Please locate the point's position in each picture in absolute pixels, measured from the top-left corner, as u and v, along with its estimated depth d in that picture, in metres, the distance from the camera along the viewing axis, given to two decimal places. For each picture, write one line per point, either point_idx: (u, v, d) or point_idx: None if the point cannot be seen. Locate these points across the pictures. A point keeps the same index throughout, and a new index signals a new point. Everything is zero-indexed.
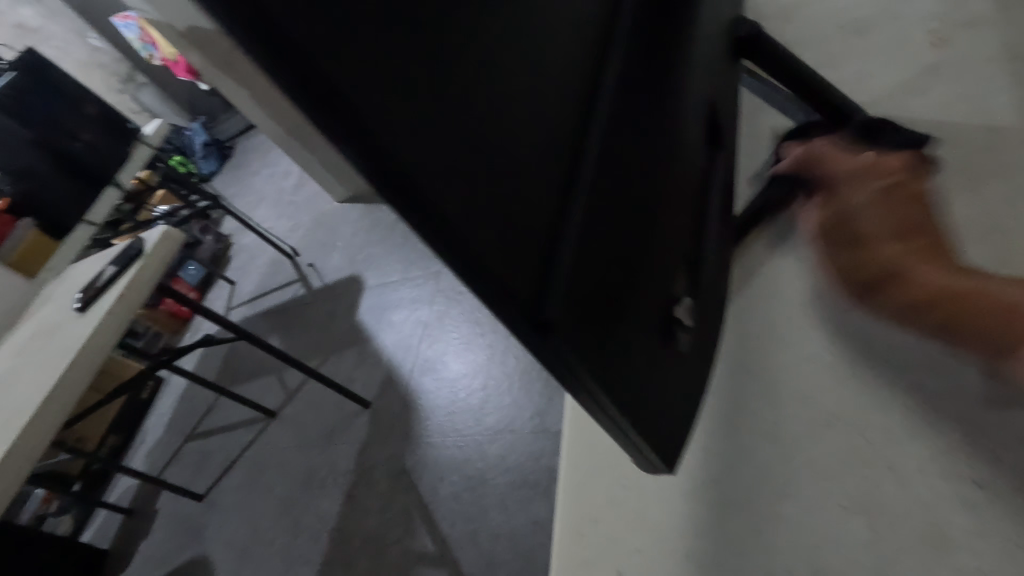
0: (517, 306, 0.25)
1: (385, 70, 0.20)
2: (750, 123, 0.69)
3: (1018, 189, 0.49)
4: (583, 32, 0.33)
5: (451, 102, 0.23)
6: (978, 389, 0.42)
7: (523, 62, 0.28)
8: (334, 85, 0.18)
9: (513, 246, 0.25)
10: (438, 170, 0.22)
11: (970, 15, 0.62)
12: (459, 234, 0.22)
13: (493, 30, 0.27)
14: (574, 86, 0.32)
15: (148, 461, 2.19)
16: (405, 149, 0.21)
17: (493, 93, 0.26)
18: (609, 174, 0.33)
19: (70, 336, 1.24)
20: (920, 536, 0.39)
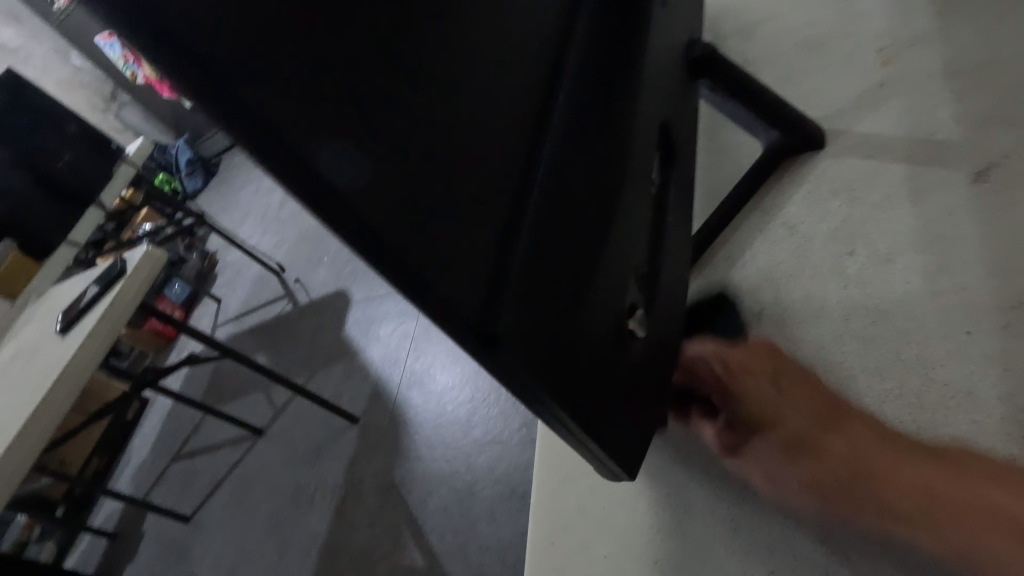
0: (465, 323, 0.27)
1: (328, 106, 0.22)
2: (712, 138, 0.71)
3: (959, 200, 0.52)
4: (534, 57, 0.35)
5: (399, 133, 0.25)
6: (921, 390, 0.45)
7: (472, 90, 0.30)
8: (275, 127, 0.20)
9: (462, 265, 0.27)
10: (382, 198, 0.23)
11: (917, 32, 0.64)
12: (406, 260, 0.24)
13: (442, 60, 0.28)
14: (524, 111, 0.34)
15: (133, 483, 2.16)
16: (348, 182, 0.22)
17: (444, 123, 0.28)
18: (560, 194, 0.34)
19: (50, 358, 1.24)
20: (868, 536, 0.42)
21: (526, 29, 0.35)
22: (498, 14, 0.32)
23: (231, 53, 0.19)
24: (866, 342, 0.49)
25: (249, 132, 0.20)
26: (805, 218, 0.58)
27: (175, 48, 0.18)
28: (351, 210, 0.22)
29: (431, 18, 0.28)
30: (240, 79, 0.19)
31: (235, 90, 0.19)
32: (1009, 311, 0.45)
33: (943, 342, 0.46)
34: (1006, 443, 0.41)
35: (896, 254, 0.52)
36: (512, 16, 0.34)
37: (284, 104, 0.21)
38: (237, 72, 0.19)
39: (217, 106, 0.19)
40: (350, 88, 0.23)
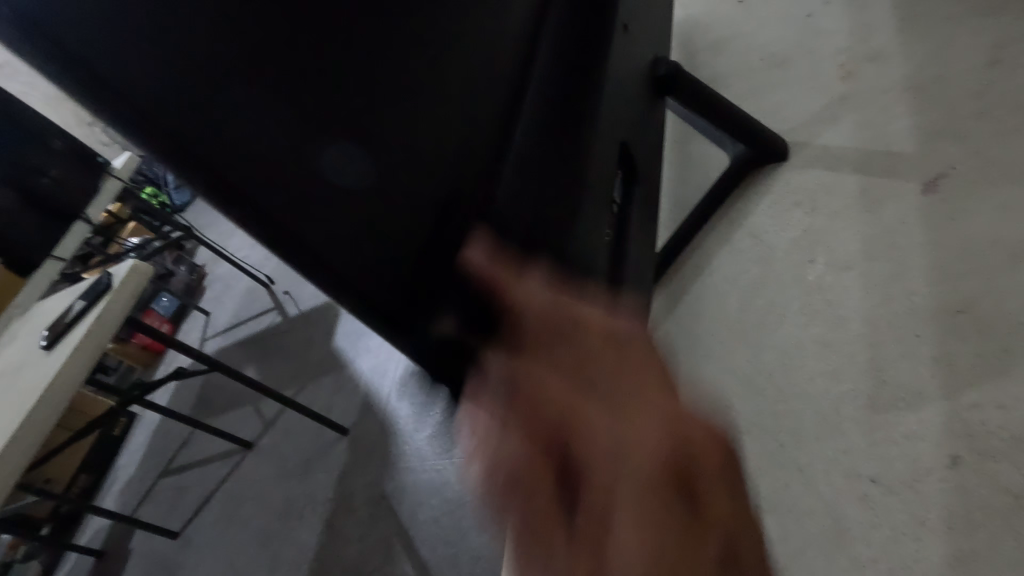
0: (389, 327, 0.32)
1: (267, 145, 0.26)
2: (682, 148, 0.74)
3: (912, 210, 0.54)
4: (474, 91, 0.39)
5: (345, 177, 0.30)
6: (875, 391, 0.48)
7: (419, 134, 0.35)
8: (209, 161, 0.24)
9: (387, 279, 0.32)
10: (328, 236, 0.28)
11: (874, 49, 0.68)
12: (335, 273, 0.28)
13: (391, 110, 0.33)
14: (466, 150, 0.38)
15: (121, 500, 2.14)
16: (295, 222, 0.27)
17: (389, 166, 0.32)
18: (506, 220, 0.38)
19: (36, 374, 1.24)
20: (825, 529, 0.46)
21: (467, 66, 0.38)
22: (446, 61, 0.37)
23: (190, 119, 0.24)
24: (823, 347, 0.51)
25: (189, 168, 0.24)
26: (770, 227, 0.61)
27: (144, 119, 0.23)
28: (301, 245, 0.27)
29: (376, 72, 0.32)
30: (200, 142, 0.24)
31: (193, 151, 0.24)
32: (956, 315, 0.48)
33: (893, 344, 0.49)
34: (954, 443, 0.44)
35: (852, 262, 0.54)
36: (452, 52, 0.37)
37: (241, 161, 0.25)
38: (196, 137, 0.24)
39: (167, 154, 0.23)
40: (303, 144, 0.28)
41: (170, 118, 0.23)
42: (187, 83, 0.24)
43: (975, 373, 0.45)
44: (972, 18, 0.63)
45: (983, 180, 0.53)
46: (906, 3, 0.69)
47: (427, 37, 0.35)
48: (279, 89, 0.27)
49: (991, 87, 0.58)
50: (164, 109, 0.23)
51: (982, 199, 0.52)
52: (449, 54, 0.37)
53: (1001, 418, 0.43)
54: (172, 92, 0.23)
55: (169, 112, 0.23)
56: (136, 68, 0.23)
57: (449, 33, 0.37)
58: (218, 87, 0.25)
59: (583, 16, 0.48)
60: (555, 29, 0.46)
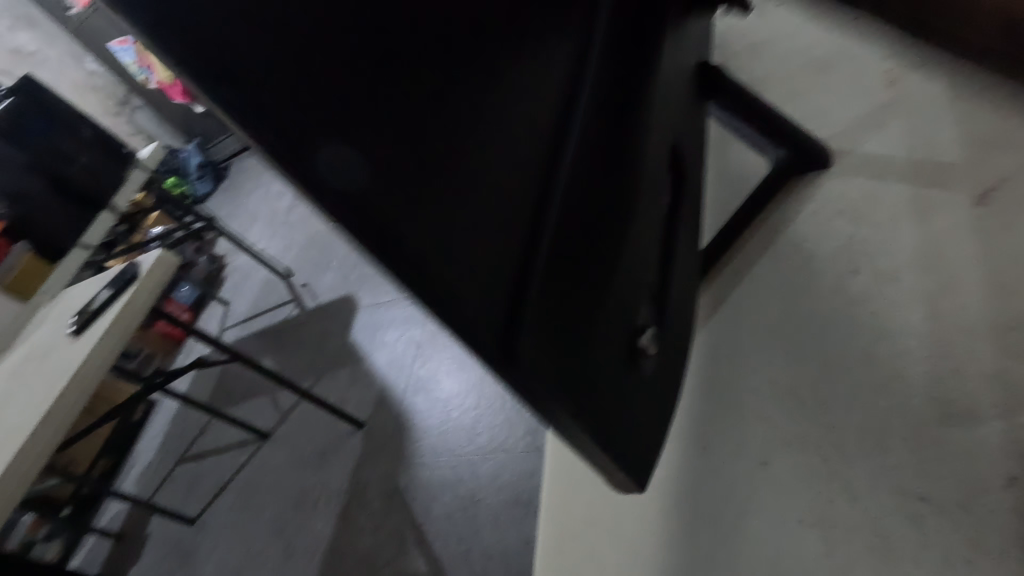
0: (481, 327, 0.29)
1: (354, 123, 0.24)
2: (720, 154, 0.72)
3: (961, 221, 0.53)
4: (559, 75, 0.36)
5: (423, 163, 0.27)
6: (929, 406, 0.46)
7: (496, 119, 0.31)
8: (289, 131, 0.21)
9: (478, 276, 0.29)
10: (414, 228, 0.26)
11: (923, 56, 0.66)
12: (417, 264, 0.25)
13: (470, 91, 0.30)
14: (541, 139, 0.35)
15: (140, 484, 2.19)
16: (384, 212, 0.24)
17: (475, 151, 0.30)
18: (574, 215, 0.36)
19: (64, 359, 1.26)
20: (870, 546, 0.43)
21: (552, 46, 0.36)
22: (519, 40, 0.34)
23: (284, 96, 0.21)
24: (874, 356, 0.50)
25: (265, 135, 0.21)
26: (813, 232, 0.59)
27: (239, 92, 0.20)
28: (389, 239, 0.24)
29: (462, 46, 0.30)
30: (291, 122, 0.22)
31: (284, 133, 0.21)
32: (1008, 331, 0.46)
33: (944, 360, 0.47)
34: (1009, 461, 0.41)
35: (900, 273, 0.53)
36: (538, 28, 0.35)
37: (331, 143, 0.23)
38: (289, 116, 0.22)
39: (239, 113, 0.20)
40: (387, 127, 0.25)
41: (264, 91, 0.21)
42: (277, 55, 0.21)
43: None
44: None
45: None
46: None
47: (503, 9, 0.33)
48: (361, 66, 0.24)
49: None
50: (244, 60, 0.21)
51: None
52: (516, 32, 0.33)
53: None
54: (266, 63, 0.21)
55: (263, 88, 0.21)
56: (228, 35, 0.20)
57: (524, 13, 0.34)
58: (307, 61, 0.22)
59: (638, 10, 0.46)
60: None
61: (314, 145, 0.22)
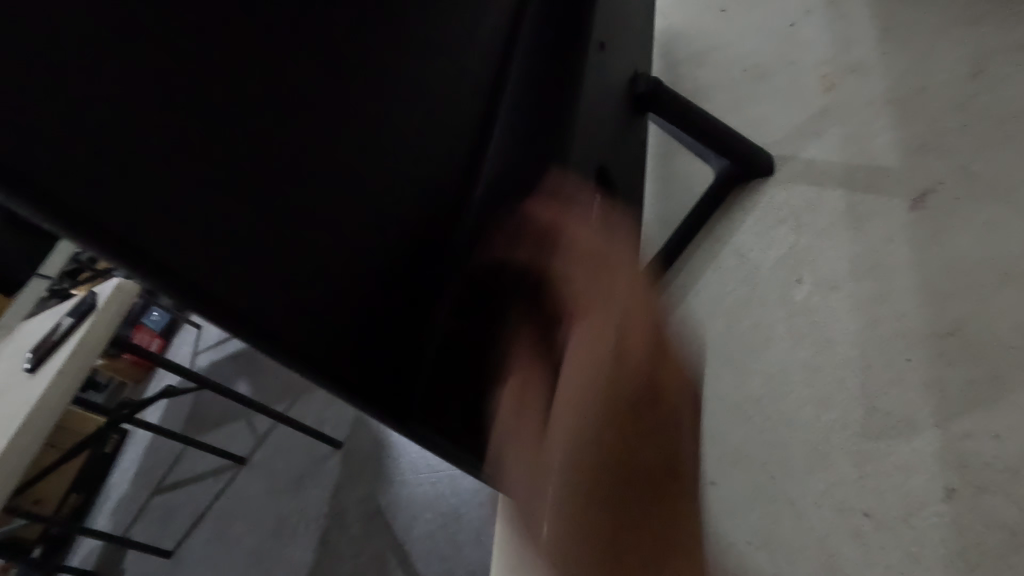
0: (382, 396, 0.29)
1: (220, 205, 0.22)
2: (666, 161, 0.72)
3: (900, 225, 0.54)
4: (457, 120, 0.36)
5: (316, 246, 0.26)
6: (863, 420, 0.47)
7: (392, 186, 0.30)
8: (135, 235, 0.20)
9: (379, 345, 0.29)
10: (307, 320, 0.25)
11: (855, 60, 0.66)
12: (310, 349, 0.25)
13: (362, 161, 0.29)
14: (445, 192, 0.35)
15: (112, 519, 2.07)
16: (273, 312, 0.24)
17: (371, 209, 0.29)
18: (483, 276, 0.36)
19: (19, 398, 1.20)
20: (816, 564, 0.44)
21: (451, 87, 0.35)
22: (421, 98, 0.33)
23: (131, 209, 0.20)
24: (809, 372, 0.51)
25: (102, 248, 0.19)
26: (750, 245, 0.60)
27: (75, 217, 0.18)
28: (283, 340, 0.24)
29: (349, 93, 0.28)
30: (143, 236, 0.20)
31: (141, 250, 0.20)
32: (945, 337, 0.48)
33: (883, 370, 0.49)
34: (948, 474, 0.43)
35: (838, 281, 0.54)
36: (439, 69, 0.34)
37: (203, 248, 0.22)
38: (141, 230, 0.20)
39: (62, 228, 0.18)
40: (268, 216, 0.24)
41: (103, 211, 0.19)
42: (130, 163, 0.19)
43: (966, 401, 0.45)
44: (953, 28, 0.62)
45: (970, 198, 0.52)
46: (886, 13, 0.67)
47: (397, 48, 0.31)
48: (233, 155, 0.23)
49: (976, 99, 0.57)
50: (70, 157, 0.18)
51: (969, 214, 0.52)
52: (408, 82, 0.32)
53: (995, 449, 0.42)
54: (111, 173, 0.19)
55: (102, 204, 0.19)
56: (57, 135, 0.18)
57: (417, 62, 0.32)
58: (178, 153, 0.21)
59: (554, 39, 0.45)
60: (524, 56, 0.43)
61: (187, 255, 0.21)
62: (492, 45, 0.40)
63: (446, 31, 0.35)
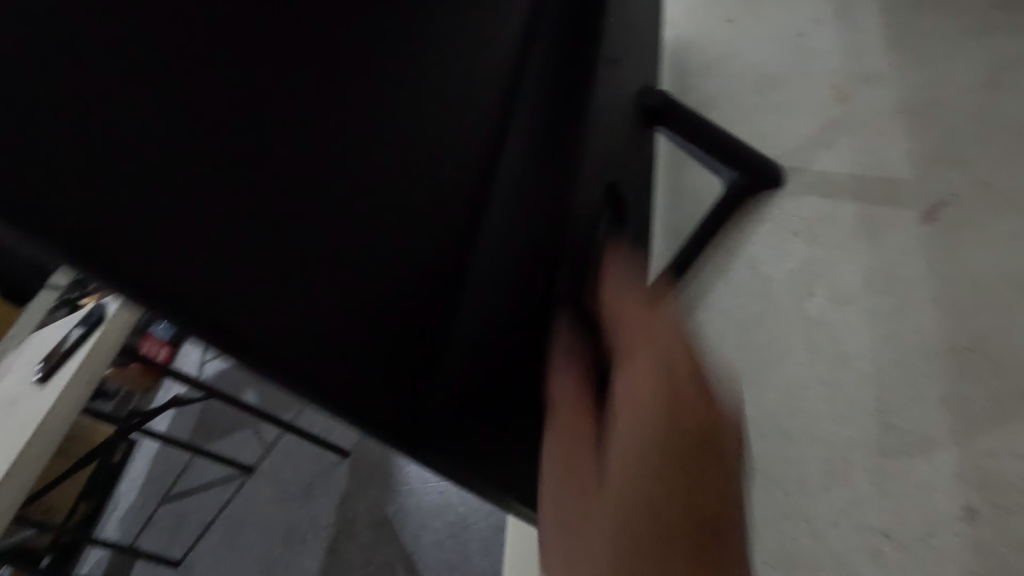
0: (384, 417, 0.30)
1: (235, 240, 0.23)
2: (675, 172, 0.72)
3: (912, 238, 0.54)
4: (475, 138, 0.36)
5: (319, 273, 0.26)
6: (881, 437, 0.47)
7: (406, 209, 0.31)
8: (153, 274, 0.21)
9: (384, 369, 0.30)
10: (303, 348, 0.26)
11: (867, 70, 0.66)
12: (312, 376, 0.26)
13: (369, 181, 0.28)
14: (461, 211, 0.35)
15: (121, 528, 2.08)
16: (267, 335, 0.24)
17: (384, 236, 0.29)
18: (486, 295, 0.36)
19: (30, 409, 1.21)
20: None
21: (468, 108, 0.35)
22: (439, 119, 0.33)
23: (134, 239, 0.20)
24: (826, 387, 0.51)
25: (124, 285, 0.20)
26: (766, 257, 0.60)
27: (100, 259, 0.19)
28: (277, 372, 0.24)
29: (372, 117, 0.28)
30: (144, 268, 0.20)
31: (144, 281, 0.21)
32: (962, 353, 0.47)
33: (902, 386, 0.48)
34: (967, 492, 0.43)
35: (855, 295, 0.54)
36: (456, 89, 0.34)
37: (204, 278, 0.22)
38: (141, 261, 0.20)
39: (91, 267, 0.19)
40: (270, 244, 0.24)
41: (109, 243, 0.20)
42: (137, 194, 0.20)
43: (986, 419, 0.45)
44: (965, 38, 0.62)
45: (984, 211, 0.52)
46: (896, 22, 0.67)
47: (419, 70, 0.31)
48: (240, 184, 0.23)
49: (989, 108, 0.57)
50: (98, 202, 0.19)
51: (983, 228, 0.51)
52: (420, 95, 0.31)
53: (1015, 467, 0.42)
54: (115, 209, 0.20)
55: (106, 239, 0.19)
56: (86, 179, 0.19)
57: (432, 79, 0.32)
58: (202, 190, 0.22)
59: (575, 50, 0.45)
60: (540, 67, 0.42)
61: (186, 288, 0.22)
62: (508, 61, 0.40)
63: (461, 48, 0.34)
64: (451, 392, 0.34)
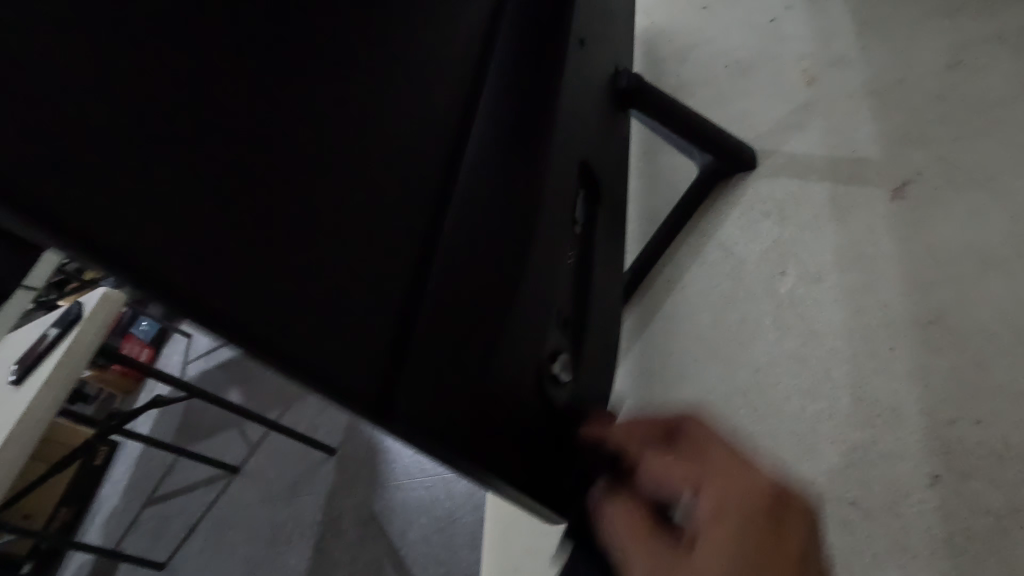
0: (371, 396, 0.28)
1: (207, 206, 0.22)
2: (651, 158, 0.73)
3: (880, 217, 0.55)
4: (439, 117, 0.36)
5: (276, 235, 0.24)
6: (850, 410, 0.48)
7: (377, 185, 0.30)
8: (124, 240, 0.19)
9: (367, 347, 0.28)
10: (268, 308, 0.23)
11: (838, 53, 0.66)
12: (297, 352, 0.24)
13: (335, 151, 0.28)
14: (432, 191, 0.35)
15: (104, 532, 2.04)
16: (248, 308, 0.23)
17: (355, 209, 0.29)
18: (456, 268, 0.35)
19: (4, 411, 1.18)
20: None
21: (433, 87, 0.36)
22: (403, 99, 0.33)
23: (72, 179, 0.18)
24: (798, 366, 0.52)
25: (95, 254, 0.18)
26: (738, 239, 0.61)
27: (69, 226, 0.18)
28: (246, 336, 0.22)
29: (332, 91, 0.28)
30: (106, 221, 0.18)
31: (104, 233, 0.18)
32: (927, 325, 0.48)
33: (869, 360, 0.49)
34: (932, 461, 0.44)
35: (824, 273, 0.55)
36: (418, 72, 0.34)
37: (161, 228, 0.20)
38: (69, 204, 0.18)
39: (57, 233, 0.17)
40: (221, 199, 0.22)
41: (59, 188, 0.17)
42: (102, 154, 0.19)
43: (953, 389, 0.45)
44: (933, 20, 0.63)
45: (950, 188, 0.53)
46: (864, 6, 0.68)
47: (378, 49, 0.31)
48: (203, 148, 0.22)
49: (955, 89, 0.58)
50: (58, 162, 0.18)
51: (950, 205, 0.52)
52: (381, 77, 0.31)
53: (979, 434, 0.43)
54: (61, 154, 0.18)
55: (60, 188, 0.18)
56: (47, 138, 0.17)
57: (387, 56, 0.32)
58: (169, 150, 0.21)
59: (535, 35, 0.46)
60: (502, 59, 0.43)
61: (139, 236, 0.19)
62: (472, 46, 0.40)
63: (419, 28, 0.35)
64: (442, 373, 0.32)
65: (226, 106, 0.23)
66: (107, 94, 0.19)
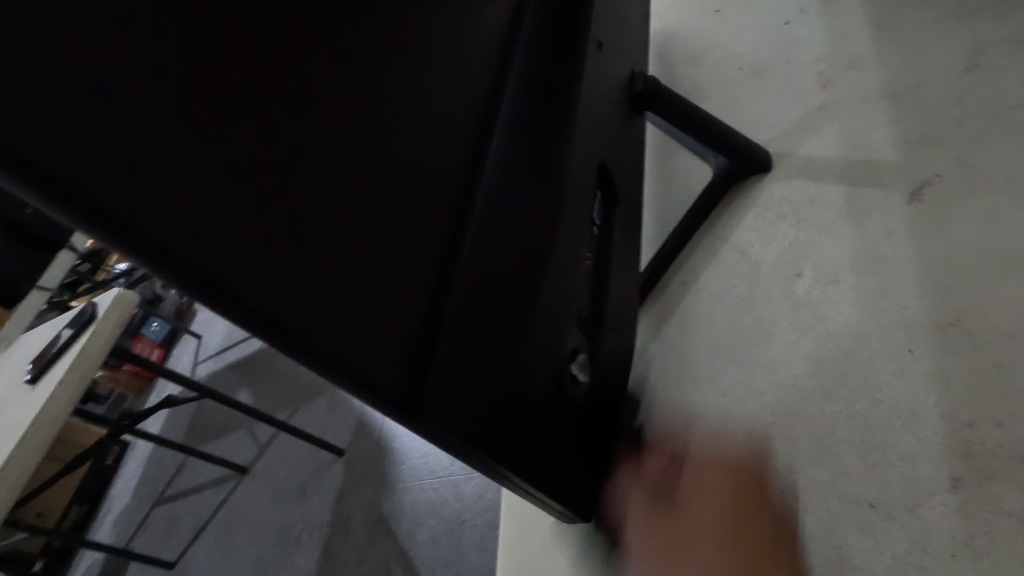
0: (393, 391, 0.29)
1: (239, 204, 0.22)
2: (665, 161, 0.73)
3: (896, 219, 0.55)
4: (461, 118, 0.37)
5: (305, 232, 0.25)
6: (868, 411, 0.48)
7: (401, 184, 0.31)
8: (158, 235, 0.20)
9: (392, 343, 0.29)
10: (297, 302, 0.24)
11: (853, 56, 0.66)
12: (323, 346, 0.25)
13: (361, 151, 0.29)
14: (455, 190, 0.36)
15: (114, 531, 2.06)
16: (278, 302, 0.23)
17: (380, 208, 0.29)
18: (478, 266, 0.35)
19: (20, 409, 1.20)
20: (825, 557, 0.45)
21: (456, 88, 0.36)
22: (427, 100, 0.34)
23: (103, 168, 0.19)
24: (815, 368, 0.52)
25: (132, 247, 0.19)
26: (753, 241, 0.62)
27: (109, 220, 0.19)
28: (275, 329, 0.23)
29: (357, 93, 0.29)
30: (142, 216, 0.20)
31: (142, 228, 0.19)
32: (948, 327, 0.48)
33: (885, 361, 0.49)
34: (952, 463, 0.43)
35: (840, 275, 0.55)
36: (441, 74, 0.35)
37: (194, 224, 0.21)
38: (109, 199, 0.19)
39: (96, 226, 0.19)
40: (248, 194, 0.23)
41: (100, 185, 0.19)
42: (139, 152, 0.20)
43: (971, 391, 0.45)
44: (949, 23, 0.63)
45: (967, 190, 0.53)
46: (880, 10, 0.68)
47: (402, 52, 0.32)
48: (237, 147, 0.23)
49: (972, 92, 0.58)
50: (100, 159, 0.19)
51: (967, 207, 0.52)
52: (405, 79, 0.32)
53: (999, 436, 0.43)
54: (100, 153, 0.19)
55: (100, 184, 0.19)
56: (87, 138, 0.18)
57: (411, 60, 0.33)
58: (206, 149, 0.22)
59: (553, 39, 0.46)
60: (525, 58, 0.44)
61: (173, 232, 0.20)
62: (493, 48, 0.41)
63: (439, 33, 0.35)
64: (463, 369, 0.32)
65: (258, 107, 0.24)
66: (144, 96, 0.20)
